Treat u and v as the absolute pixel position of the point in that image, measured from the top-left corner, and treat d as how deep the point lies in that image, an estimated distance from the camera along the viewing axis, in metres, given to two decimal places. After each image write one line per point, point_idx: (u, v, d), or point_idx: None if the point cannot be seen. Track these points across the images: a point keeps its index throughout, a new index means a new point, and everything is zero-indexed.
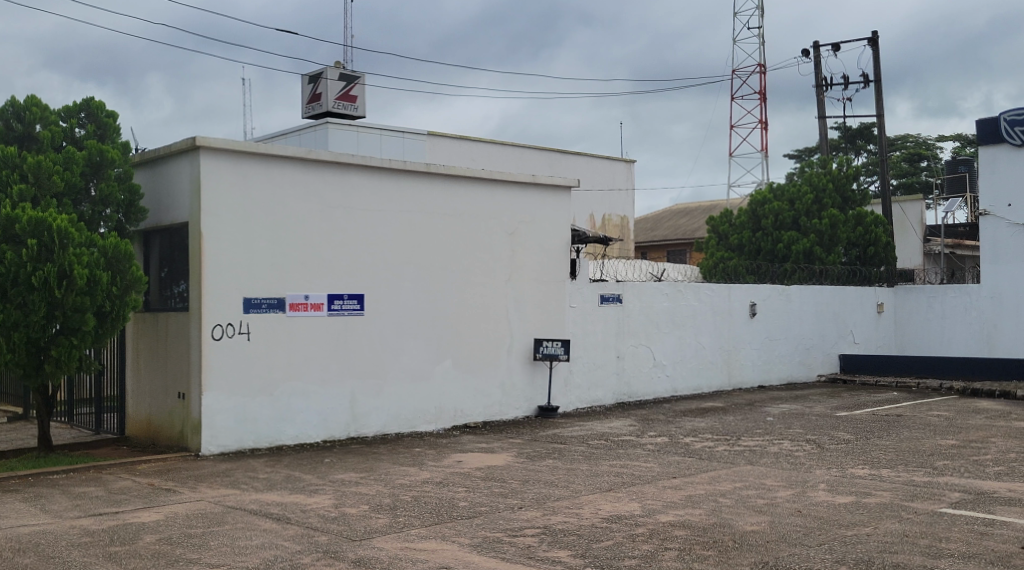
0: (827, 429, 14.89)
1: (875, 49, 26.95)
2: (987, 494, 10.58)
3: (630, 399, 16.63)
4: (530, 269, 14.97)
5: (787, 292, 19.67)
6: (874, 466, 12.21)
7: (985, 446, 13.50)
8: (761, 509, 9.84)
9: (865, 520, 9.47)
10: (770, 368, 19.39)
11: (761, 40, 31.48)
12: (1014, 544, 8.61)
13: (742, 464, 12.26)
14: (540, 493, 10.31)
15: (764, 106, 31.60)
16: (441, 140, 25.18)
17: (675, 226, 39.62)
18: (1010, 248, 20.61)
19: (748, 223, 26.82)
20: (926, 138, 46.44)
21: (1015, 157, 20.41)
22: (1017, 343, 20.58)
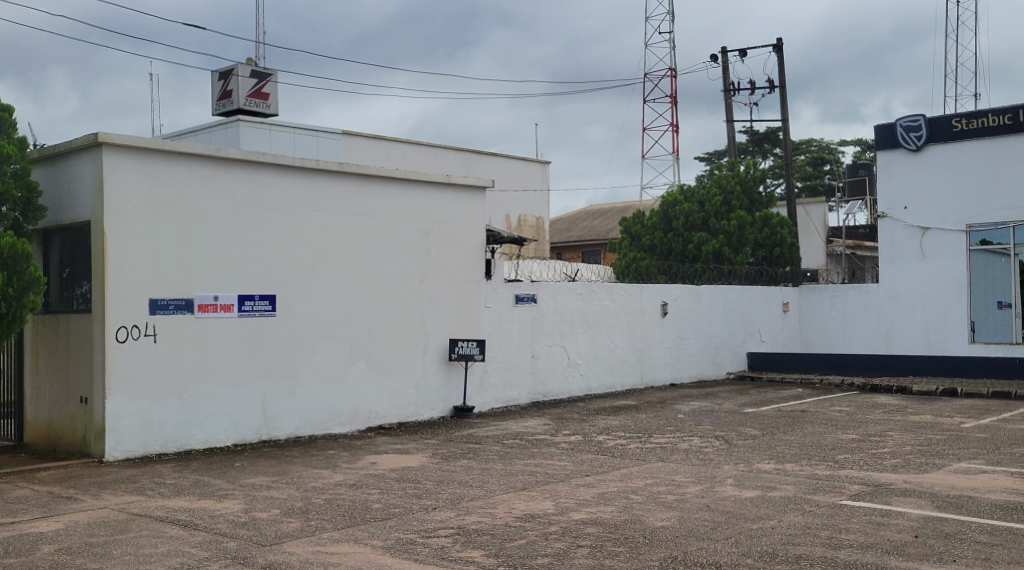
0: (735, 425, 15.28)
1: (780, 56, 27.70)
2: (885, 485, 11.01)
3: (545, 398, 16.82)
4: (445, 269, 15.05)
5: (697, 291, 20.11)
6: (779, 461, 12.59)
7: (884, 439, 14.03)
8: (670, 505, 10.09)
9: (770, 513, 9.78)
10: (682, 366, 19.79)
11: (672, 45, 31.98)
12: (909, 533, 9.00)
13: (653, 461, 12.52)
14: (454, 494, 10.41)
15: (675, 110, 32.16)
16: (355, 140, 25.12)
17: (589, 227, 40.08)
18: (907, 249, 21.38)
19: (660, 224, 27.25)
20: (828, 142, 47.83)
21: (911, 161, 21.25)
22: (915, 342, 21.33)
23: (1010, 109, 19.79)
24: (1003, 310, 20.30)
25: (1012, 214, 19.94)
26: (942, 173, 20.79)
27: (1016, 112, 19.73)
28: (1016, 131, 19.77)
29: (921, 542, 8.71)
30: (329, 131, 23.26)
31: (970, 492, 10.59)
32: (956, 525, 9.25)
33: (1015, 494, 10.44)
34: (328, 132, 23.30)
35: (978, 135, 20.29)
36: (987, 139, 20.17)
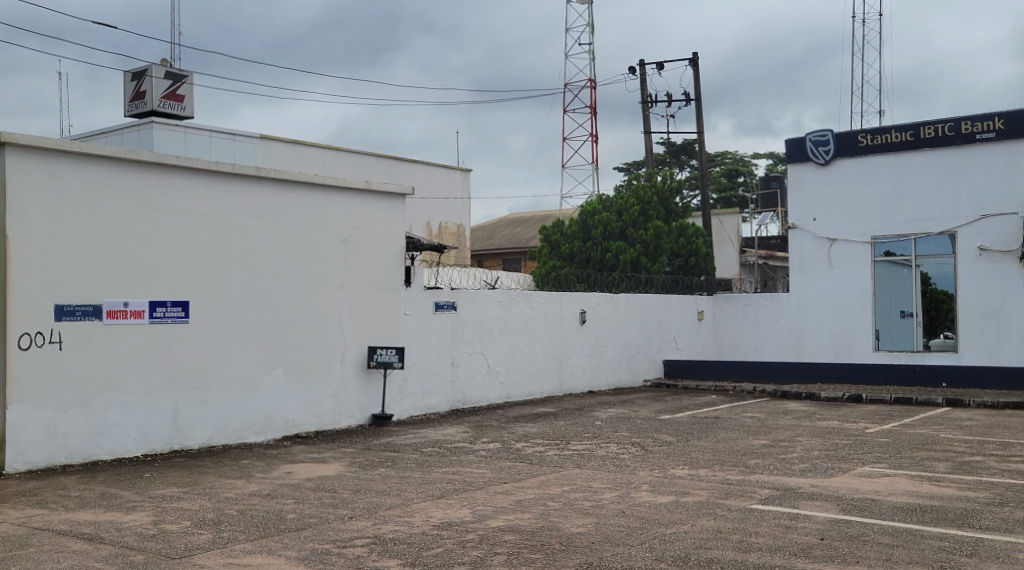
0: (651, 432, 15.55)
1: (695, 69, 28.28)
2: (793, 489, 11.33)
3: (464, 405, 16.88)
4: (364, 276, 15.02)
5: (615, 299, 20.38)
6: (693, 466, 12.87)
7: (793, 444, 14.41)
8: (587, 511, 10.24)
9: (683, 518, 9.99)
10: (600, 373, 20.03)
11: (592, 57, 32.38)
12: (816, 536, 9.29)
13: (570, 467, 12.68)
14: (371, 503, 10.41)
15: (594, 120, 32.55)
16: (273, 144, 24.87)
17: (510, 235, 40.27)
18: (816, 259, 21.98)
19: (580, 233, 27.66)
20: (741, 155, 48.94)
21: (819, 175, 21.92)
22: (824, 349, 21.92)
23: (911, 125, 20.55)
24: (905, 319, 21.02)
25: (913, 227, 20.66)
26: (849, 186, 21.49)
27: (917, 129, 20.50)
28: (917, 147, 20.57)
29: (827, 544, 9.00)
30: (248, 135, 23.00)
31: (874, 495, 10.96)
32: (860, 527, 9.57)
33: (916, 496, 10.83)
34: (246, 136, 23.04)
35: (882, 150, 21.02)
36: (892, 154, 20.90)
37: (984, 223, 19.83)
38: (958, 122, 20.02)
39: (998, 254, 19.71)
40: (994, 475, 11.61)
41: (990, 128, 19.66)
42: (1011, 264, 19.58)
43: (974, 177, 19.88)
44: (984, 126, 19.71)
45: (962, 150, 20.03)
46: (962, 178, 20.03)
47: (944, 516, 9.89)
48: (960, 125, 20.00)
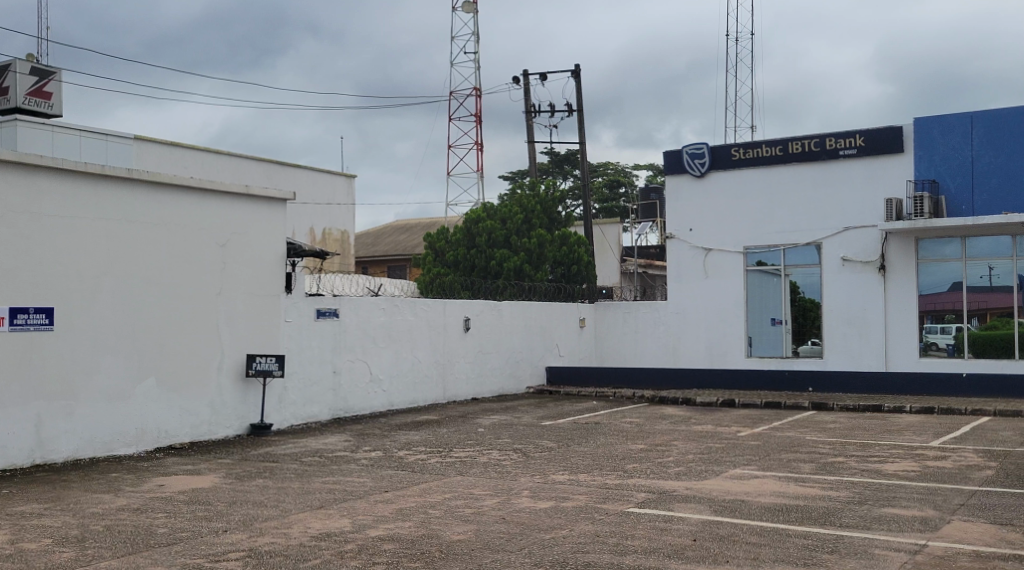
0: (532, 438, 15.71)
1: (578, 81, 28.72)
2: (668, 493, 11.60)
3: (346, 414, 16.73)
4: (243, 283, 14.77)
5: (498, 306, 20.50)
6: (572, 471, 13.05)
7: (669, 448, 14.75)
8: (467, 518, 10.28)
9: (562, 523, 10.12)
10: (483, 381, 20.08)
11: (477, 65, 32.52)
12: (689, 537, 9.54)
13: (452, 475, 12.71)
14: (246, 515, 10.24)
15: (479, 128, 32.68)
16: (148, 146, 24.23)
17: (395, 242, 40.10)
18: (693, 268, 22.57)
19: (464, 241, 27.69)
20: (623, 166, 49.95)
21: (695, 187, 22.56)
22: (700, 355, 22.50)
23: (781, 141, 21.36)
24: (776, 326, 21.75)
25: (783, 238, 21.44)
26: (723, 199, 22.17)
27: (786, 144, 21.31)
28: (786, 161, 21.36)
29: (699, 545, 9.24)
30: (122, 137, 22.33)
31: (743, 497, 11.31)
32: (730, 528, 9.87)
33: (783, 497, 11.23)
34: (120, 137, 22.36)
35: (754, 164, 21.77)
36: (763, 168, 21.67)
37: (847, 235, 20.70)
38: (823, 138, 20.90)
39: (859, 265, 20.58)
40: (855, 475, 12.10)
41: (853, 144, 20.55)
42: (870, 274, 20.46)
43: (839, 191, 20.73)
44: (847, 143, 20.60)
45: (827, 165, 20.89)
46: (828, 191, 20.86)
47: (808, 516, 10.27)
48: (825, 142, 20.89)
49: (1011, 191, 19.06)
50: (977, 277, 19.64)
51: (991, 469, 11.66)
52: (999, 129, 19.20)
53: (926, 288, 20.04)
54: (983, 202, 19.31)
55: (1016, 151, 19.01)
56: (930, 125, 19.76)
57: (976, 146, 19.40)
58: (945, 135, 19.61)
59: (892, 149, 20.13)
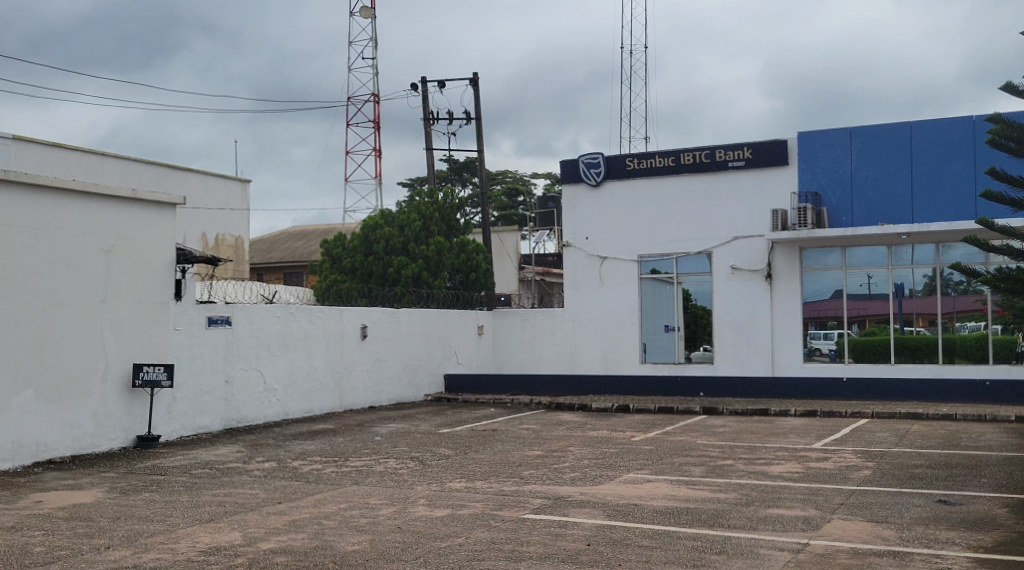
0: (429, 446, 15.65)
1: (476, 89, 28.80)
2: (563, 498, 11.69)
3: (239, 424, 16.41)
4: (129, 290, 14.38)
5: (396, 314, 20.40)
6: (469, 479, 13.04)
7: (565, 454, 14.86)
8: (362, 528, 10.17)
9: (457, 531, 10.10)
10: (380, 389, 19.92)
11: (376, 71, 32.30)
12: (583, 542, 9.62)
13: (347, 484, 12.57)
14: (130, 530, 9.96)
15: (377, 134, 32.45)
16: (29, 147, 23.44)
17: (291, 249, 39.56)
18: (588, 275, 22.84)
19: (361, 248, 27.50)
20: (521, 175, 50.33)
21: (591, 196, 22.83)
22: (596, 361, 22.77)
23: (673, 152, 21.78)
24: (669, 333, 22.18)
25: (676, 246, 21.86)
26: (618, 208, 22.50)
27: (678, 156, 21.74)
28: (679, 171, 21.78)
29: (592, 549, 9.32)
30: None
31: (635, 500, 11.47)
32: (622, 532, 9.99)
33: (674, 499, 11.43)
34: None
35: (647, 174, 22.16)
36: (656, 178, 22.07)
37: (736, 244, 21.21)
38: (713, 150, 21.38)
39: (748, 273, 21.10)
40: (742, 477, 12.40)
41: (741, 157, 21.09)
42: (758, 282, 21.00)
43: (729, 201, 21.25)
44: (735, 155, 21.13)
45: (717, 176, 21.38)
46: (719, 201, 21.36)
47: (698, 518, 10.47)
48: (715, 154, 21.37)
49: (887, 204, 19.89)
50: (856, 285, 20.46)
51: (870, 468, 12.07)
52: (876, 143, 20.00)
53: (810, 296, 20.72)
54: (862, 215, 20.10)
55: (891, 166, 19.84)
56: (812, 139, 20.45)
57: (855, 159, 20.17)
58: (827, 149, 20.34)
59: (777, 161, 20.75)
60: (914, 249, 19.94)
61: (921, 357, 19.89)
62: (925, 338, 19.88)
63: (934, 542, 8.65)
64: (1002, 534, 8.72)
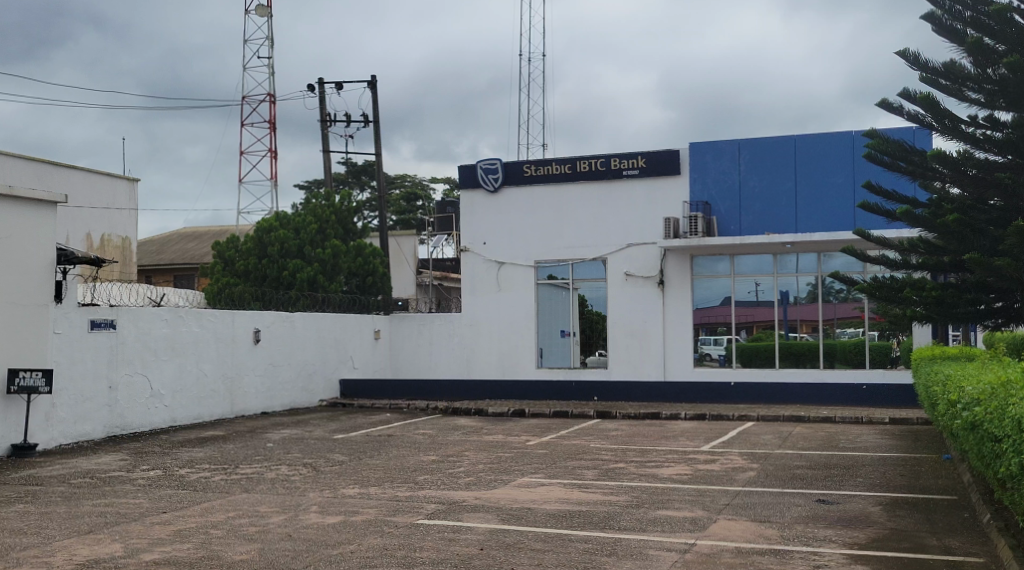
0: (323, 452, 15.50)
1: (374, 92, 28.64)
2: (457, 503, 11.72)
3: (123, 431, 15.96)
4: (5, 291, 13.87)
5: (290, 318, 20.14)
6: (362, 485, 12.95)
7: (460, 459, 14.88)
8: (251, 537, 10.02)
9: (348, 538, 10.03)
10: (273, 394, 19.61)
11: (272, 71, 31.81)
12: (476, 546, 9.66)
13: (237, 492, 12.33)
14: (4, 544, 9.61)
15: (273, 135, 31.97)
16: None
17: (182, 251, 38.69)
18: (485, 281, 22.94)
19: (254, 251, 26.81)
20: (420, 179, 50.24)
21: (489, 202, 22.94)
22: (492, 366, 22.86)
23: (569, 160, 22.03)
24: (565, 338, 22.44)
25: (571, 253, 22.13)
26: (515, 213, 22.66)
27: (575, 163, 21.99)
28: (575, 179, 22.03)
29: (485, 554, 9.37)
30: None
31: (528, 504, 11.57)
32: (515, 535, 10.07)
33: (566, 503, 11.57)
34: None
35: (544, 181, 22.38)
36: (552, 185, 22.30)
37: (630, 252, 21.58)
38: (608, 158, 21.65)
39: (640, 280, 21.49)
40: (633, 480, 12.62)
41: (635, 165, 21.42)
42: (650, 289, 21.41)
43: (623, 209, 21.61)
44: (630, 164, 21.45)
45: (612, 184, 21.69)
46: (613, 209, 21.70)
47: (589, 520, 10.62)
48: (611, 162, 21.63)
49: (773, 214, 20.52)
50: (745, 292, 21.01)
51: (754, 470, 12.43)
52: (763, 155, 20.62)
53: (700, 303, 21.18)
54: (750, 224, 20.69)
55: (777, 177, 20.48)
56: (703, 151, 20.94)
57: (743, 170, 20.75)
58: (717, 160, 20.86)
59: (670, 171, 21.16)
60: (799, 258, 20.64)
61: (804, 362, 20.56)
62: (807, 343, 20.57)
63: (812, 541, 8.96)
64: (876, 531, 9.08)
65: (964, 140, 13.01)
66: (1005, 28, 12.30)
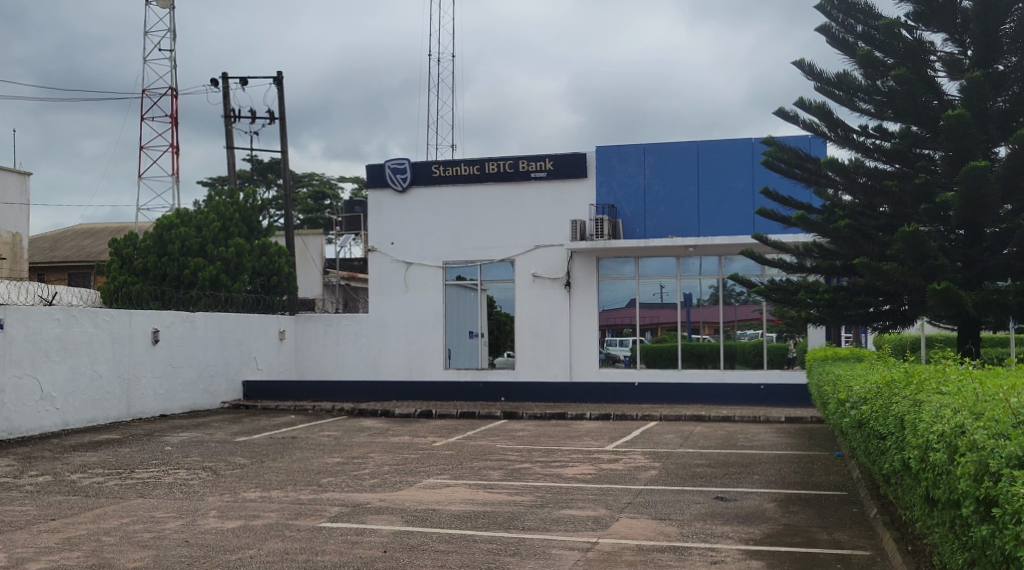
0: (223, 455, 15.22)
1: (280, 88, 28.24)
2: (361, 505, 11.63)
3: (11, 436, 15.40)
4: None
5: (190, 318, 19.74)
6: (264, 488, 12.75)
7: (365, 461, 14.76)
8: (146, 543, 9.78)
9: (248, 542, 9.87)
10: (172, 396, 19.18)
11: (173, 65, 31.14)
12: (379, 549, 9.59)
13: (131, 497, 12.03)
14: None
15: (175, 130, 31.29)
16: None
17: (77, 248, 37.61)
18: (392, 281, 22.82)
19: (154, 248, 26.17)
20: (328, 178, 49.75)
21: (396, 202, 22.83)
22: (399, 367, 22.73)
23: (477, 161, 22.03)
24: (473, 339, 22.47)
25: (479, 254, 22.18)
26: (423, 215, 22.60)
27: (483, 165, 22.01)
28: (483, 180, 22.07)
29: (388, 556, 9.32)
30: None
31: (433, 505, 11.56)
32: (420, 537, 10.04)
33: (471, 503, 11.58)
34: None
35: (452, 182, 22.36)
36: (460, 186, 22.31)
37: (537, 253, 21.71)
38: (516, 160, 21.74)
39: (548, 281, 21.62)
40: (538, 479, 12.71)
41: (543, 167, 21.56)
42: (557, 290, 21.56)
43: (530, 211, 21.74)
44: (537, 166, 21.58)
45: (520, 186, 21.80)
46: (520, 211, 21.81)
47: (494, 521, 10.66)
48: (518, 164, 21.73)
49: (677, 217, 20.88)
50: (649, 295, 21.33)
51: (656, 469, 12.63)
52: (667, 160, 20.94)
53: (606, 305, 21.41)
54: (654, 227, 21.01)
55: (681, 182, 20.84)
56: (609, 154, 21.19)
57: (648, 174, 21.05)
58: (622, 164, 21.13)
59: (576, 174, 21.36)
60: (701, 261, 21.02)
61: (705, 363, 20.97)
62: (709, 344, 20.98)
63: (709, 537, 9.14)
64: (771, 527, 9.31)
65: (855, 148, 13.51)
66: (894, 42, 12.62)
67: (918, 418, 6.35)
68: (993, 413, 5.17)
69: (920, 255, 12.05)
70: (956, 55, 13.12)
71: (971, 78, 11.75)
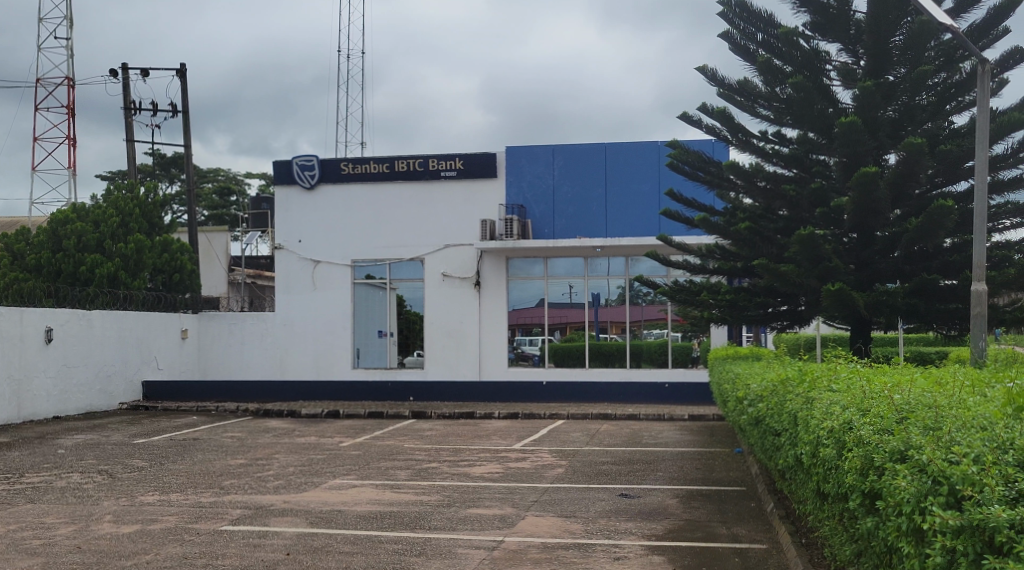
0: (121, 457, 14.83)
1: (183, 80, 27.65)
2: (264, 507, 11.45)
3: None
4: None
5: (87, 317, 19.19)
6: (164, 491, 12.47)
7: (269, 462, 14.55)
8: (36, 551, 9.47)
9: (145, 548, 9.63)
10: (67, 398, 18.62)
11: (70, 55, 30.22)
12: (280, 552, 9.46)
13: (21, 503, 11.64)
14: None
15: (72, 122, 30.39)
16: None
17: None
18: (300, 279, 22.49)
19: (48, 244, 25.41)
20: (234, 174, 48.89)
21: (304, 199, 22.55)
22: (307, 367, 22.36)
23: (387, 159, 21.91)
24: (382, 338, 22.28)
25: (388, 253, 22.05)
26: (331, 212, 22.37)
27: (392, 163, 21.89)
28: (392, 178, 21.96)
29: (290, 559, 9.20)
30: None
31: (338, 506, 11.45)
32: (324, 539, 9.93)
33: (377, 504, 11.50)
34: None
35: (361, 180, 22.18)
36: (369, 184, 22.14)
37: (446, 252, 21.67)
38: (426, 159, 21.66)
39: (457, 281, 21.59)
40: (446, 479, 12.69)
41: (453, 166, 21.53)
42: (466, 289, 21.53)
43: (439, 210, 21.69)
44: (447, 165, 21.53)
45: (430, 185, 21.74)
46: (429, 210, 21.74)
47: (399, 521, 10.61)
48: (428, 162, 21.66)
49: (585, 218, 21.08)
50: (558, 294, 21.52)
51: (562, 467, 12.73)
52: (576, 160, 21.14)
53: (515, 304, 21.50)
54: (562, 227, 21.17)
55: (590, 183, 21.05)
56: (519, 155, 21.29)
57: (557, 175, 21.21)
58: (532, 164, 21.25)
59: (486, 174, 21.39)
60: (610, 262, 21.24)
61: (612, 362, 21.18)
62: (616, 344, 21.22)
63: (613, 533, 9.26)
64: (673, 523, 9.46)
65: (755, 153, 13.83)
66: (792, 50, 12.96)
67: (810, 415, 6.53)
68: (879, 409, 5.34)
69: (815, 256, 12.38)
70: (849, 65, 13.55)
71: (864, 87, 12.13)
